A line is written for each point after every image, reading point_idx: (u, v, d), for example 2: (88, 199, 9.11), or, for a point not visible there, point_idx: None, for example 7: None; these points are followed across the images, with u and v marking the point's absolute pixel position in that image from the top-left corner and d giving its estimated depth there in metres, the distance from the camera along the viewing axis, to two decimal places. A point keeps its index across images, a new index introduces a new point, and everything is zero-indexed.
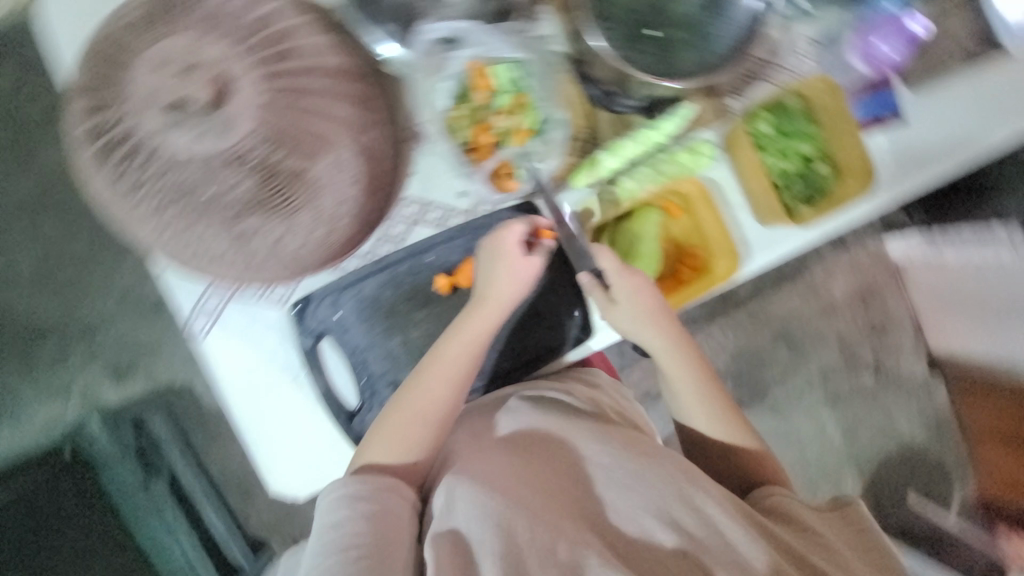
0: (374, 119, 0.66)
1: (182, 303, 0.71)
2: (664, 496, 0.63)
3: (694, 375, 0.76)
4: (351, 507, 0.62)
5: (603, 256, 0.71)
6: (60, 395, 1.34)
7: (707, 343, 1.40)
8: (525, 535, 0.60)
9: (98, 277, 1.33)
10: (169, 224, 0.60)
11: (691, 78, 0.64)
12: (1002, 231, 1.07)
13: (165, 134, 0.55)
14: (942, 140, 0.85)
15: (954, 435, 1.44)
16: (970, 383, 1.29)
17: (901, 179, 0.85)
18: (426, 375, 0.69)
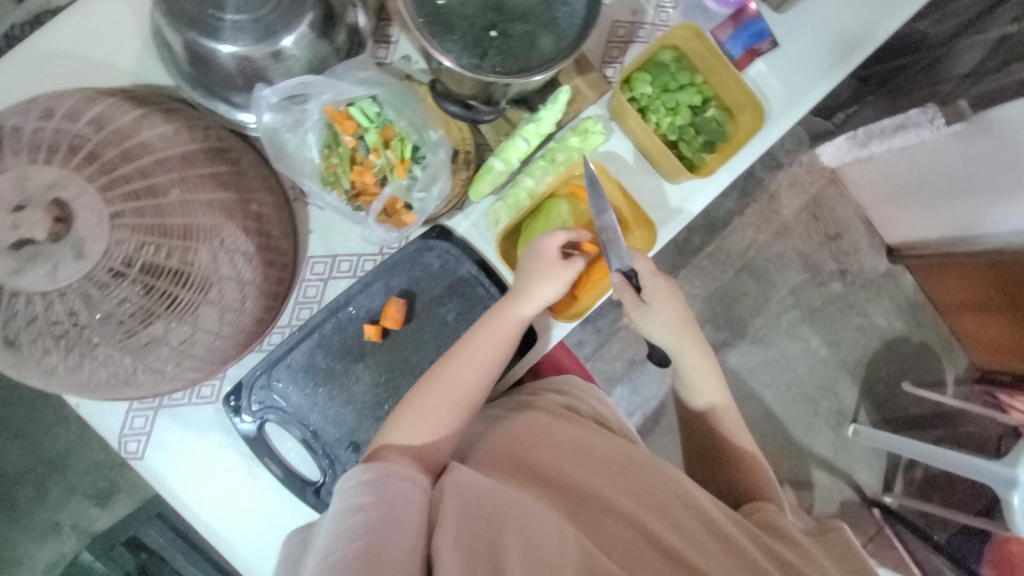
0: (236, 194, 0.64)
1: (110, 429, 0.70)
2: (661, 489, 0.59)
3: (708, 365, 0.74)
4: (374, 492, 0.53)
5: (639, 257, 0.70)
6: (49, 534, 1.19)
7: None
8: (549, 526, 0.51)
9: (54, 403, 1.18)
10: (61, 362, 0.57)
11: (547, 68, 0.63)
12: (919, 114, 1.06)
13: (16, 279, 0.51)
14: (817, 54, 0.86)
15: (931, 315, 1.44)
16: (932, 265, 1.30)
17: (791, 102, 0.86)
18: (462, 357, 0.66)
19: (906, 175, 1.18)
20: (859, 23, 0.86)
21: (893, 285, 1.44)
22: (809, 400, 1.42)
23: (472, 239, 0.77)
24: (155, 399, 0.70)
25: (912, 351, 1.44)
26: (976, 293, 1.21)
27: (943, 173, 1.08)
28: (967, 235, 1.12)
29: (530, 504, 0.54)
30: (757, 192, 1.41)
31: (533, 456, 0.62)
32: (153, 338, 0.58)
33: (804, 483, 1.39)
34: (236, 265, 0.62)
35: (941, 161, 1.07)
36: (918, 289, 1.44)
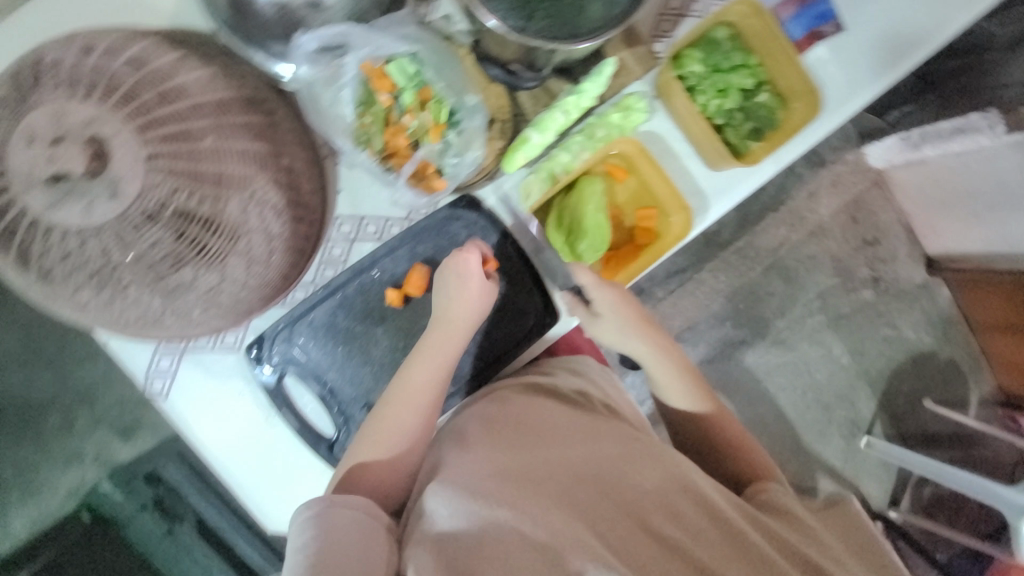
0: (271, 147, 0.64)
1: (137, 367, 0.72)
2: (661, 477, 0.56)
3: (668, 358, 0.72)
4: (317, 525, 0.54)
5: (578, 271, 0.71)
6: (73, 462, 1.24)
7: (700, 291, 1.35)
8: (522, 525, 0.49)
9: (85, 337, 1.22)
10: (91, 298, 0.59)
11: (600, 33, 0.60)
12: (979, 119, 0.99)
13: (52, 213, 0.52)
14: (888, 44, 0.80)
15: (962, 332, 1.39)
16: (971, 282, 1.24)
17: (852, 91, 0.80)
18: (406, 376, 0.66)
19: (944, 181, 1.12)
20: (934, 10, 0.79)
21: (928, 298, 1.38)
22: (824, 407, 1.38)
23: (501, 211, 0.76)
24: (181, 342, 0.72)
25: (938, 367, 1.39)
26: (1010, 314, 1.16)
27: (990, 181, 1.00)
28: (1000, 251, 1.08)
29: (502, 500, 0.52)
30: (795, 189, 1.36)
31: (513, 450, 0.60)
32: (182, 283, 0.59)
33: (809, 490, 1.36)
34: (265, 218, 0.62)
35: (994, 168, 0.99)
36: (954, 304, 1.38)
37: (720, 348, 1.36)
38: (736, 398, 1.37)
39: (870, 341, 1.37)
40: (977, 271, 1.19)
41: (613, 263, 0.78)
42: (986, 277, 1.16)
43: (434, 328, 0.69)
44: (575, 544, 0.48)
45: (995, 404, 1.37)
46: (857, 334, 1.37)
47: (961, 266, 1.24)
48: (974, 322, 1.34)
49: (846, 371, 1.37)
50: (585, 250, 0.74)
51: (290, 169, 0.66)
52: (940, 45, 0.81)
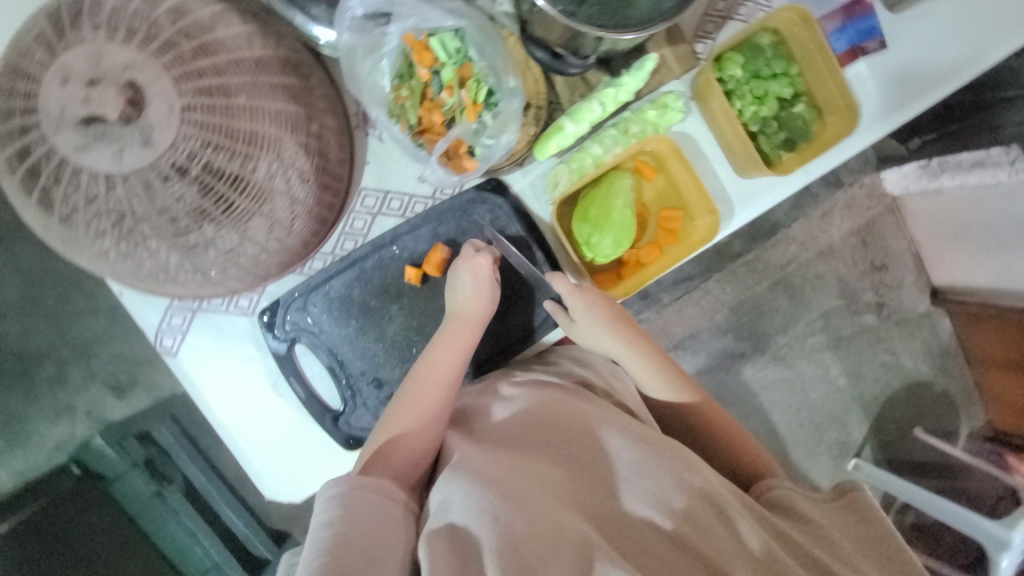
0: (304, 112, 0.63)
1: (148, 322, 0.71)
2: (668, 477, 0.53)
3: (646, 358, 0.70)
4: (344, 505, 0.50)
5: (555, 280, 0.69)
6: (63, 415, 1.18)
7: (704, 301, 1.27)
8: (534, 522, 0.47)
9: (76, 290, 1.17)
10: (109, 246, 0.57)
11: (648, 25, 0.59)
12: (1001, 154, 0.99)
13: (83, 155, 0.51)
14: (928, 68, 0.80)
15: (959, 366, 1.34)
16: (974, 315, 1.20)
17: (887, 111, 0.80)
18: (426, 364, 0.66)
19: (956, 213, 1.11)
20: (977, 38, 0.79)
21: (929, 328, 1.33)
22: (816, 427, 1.34)
23: (527, 198, 0.76)
24: (194, 301, 0.72)
25: (931, 397, 1.35)
26: (1009, 351, 1.14)
27: (1001, 220, 1.00)
28: (1004, 288, 1.07)
29: (510, 493, 0.49)
30: (806, 208, 1.26)
31: (526, 445, 0.57)
32: (203, 239, 0.58)
33: None
34: (290, 181, 0.61)
35: (1008, 208, 0.98)
36: (953, 336, 1.34)
37: (719, 359, 1.30)
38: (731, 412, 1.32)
39: (868, 365, 1.32)
40: (982, 305, 1.15)
41: (632, 262, 0.77)
42: (992, 312, 1.13)
43: (452, 323, 0.68)
44: (583, 545, 0.46)
45: (983, 439, 1.33)
46: (855, 356, 1.32)
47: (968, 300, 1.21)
48: (970, 356, 1.31)
49: (841, 392, 1.32)
50: (609, 245, 0.72)
51: (319, 135, 0.65)
52: (978, 75, 0.80)
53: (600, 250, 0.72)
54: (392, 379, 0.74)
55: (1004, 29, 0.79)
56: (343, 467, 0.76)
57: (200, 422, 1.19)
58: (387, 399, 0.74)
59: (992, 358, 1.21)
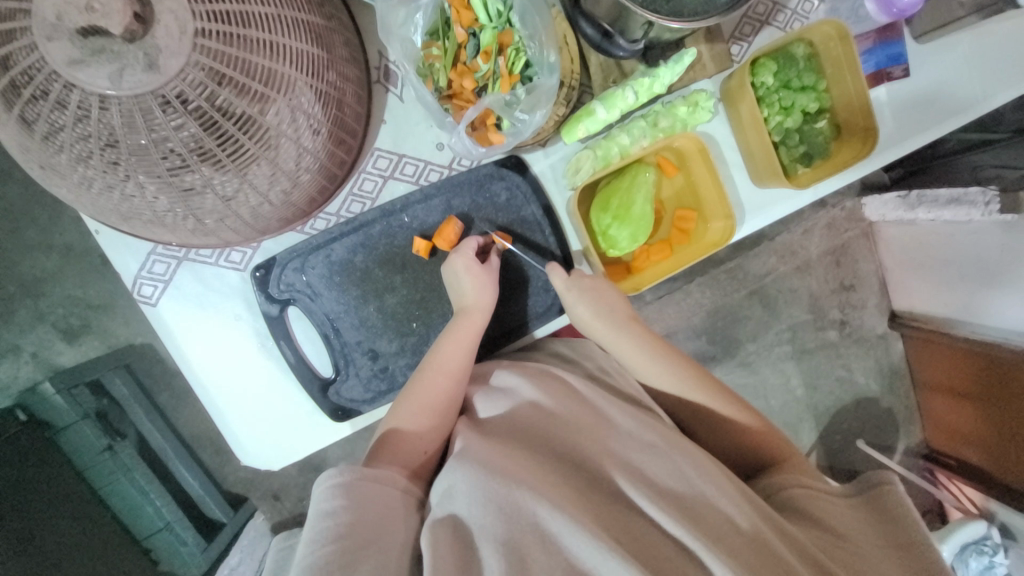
0: (328, 56, 0.58)
1: (127, 267, 0.67)
2: (688, 470, 0.51)
3: (645, 350, 0.67)
4: (349, 495, 0.48)
5: (553, 272, 0.69)
6: (4, 356, 1.08)
7: (683, 302, 1.30)
8: (537, 514, 0.45)
9: (22, 223, 1.05)
10: (95, 178, 0.52)
11: (701, 16, 0.57)
12: (977, 194, 0.98)
13: (75, 71, 0.45)
14: (943, 101, 0.82)
15: (905, 385, 1.41)
16: (929, 341, 1.25)
17: (900, 136, 0.82)
18: (434, 357, 0.64)
19: (928, 243, 1.15)
20: (992, 80, 0.81)
21: (884, 349, 1.39)
22: None
23: (545, 180, 0.74)
24: (180, 249, 0.67)
25: (877, 413, 1.41)
26: (955, 378, 1.20)
27: (971, 256, 1.04)
28: (959, 321, 1.13)
29: (517, 482, 0.47)
30: (791, 223, 1.30)
31: (529, 439, 0.55)
32: (200, 181, 0.53)
33: None
34: (302, 129, 0.56)
35: (980, 245, 1.02)
36: (905, 359, 1.40)
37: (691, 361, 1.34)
38: None
39: (825, 379, 1.38)
40: (937, 332, 1.21)
41: (642, 259, 0.76)
42: (945, 340, 1.19)
43: (459, 319, 0.67)
44: (593, 539, 0.44)
45: (918, 455, 1.41)
46: (816, 369, 1.37)
47: (924, 326, 1.26)
48: (917, 379, 1.38)
49: (797, 403, 1.37)
50: (625, 239, 0.71)
51: (339, 85, 0.60)
52: (982, 115, 0.83)
53: (616, 242, 0.72)
54: (387, 352, 0.71)
55: (1018, 72, 0.81)
56: (325, 439, 0.74)
57: (159, 376, 1.12)
58: (380, 371, 0.71)
59: (938, 383, 1.28)
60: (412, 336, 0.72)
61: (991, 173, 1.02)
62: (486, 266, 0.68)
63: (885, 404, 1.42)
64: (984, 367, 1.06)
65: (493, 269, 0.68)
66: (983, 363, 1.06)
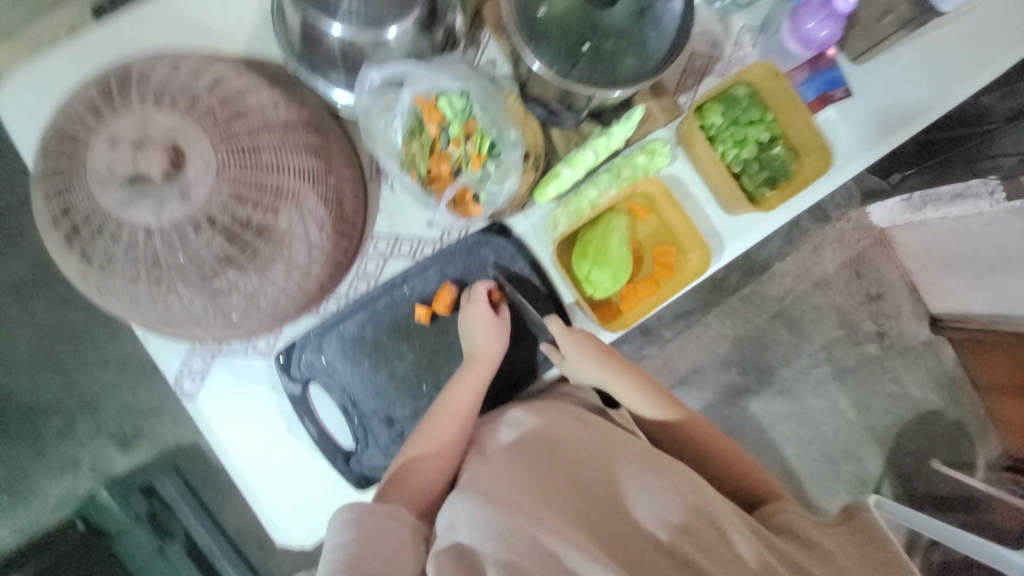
0: (325, 164, 0.68)
1: (170, 367, 0.75)
2: (668, 496, 0.58)
3: (632, 387, 0.74)
4: (357, 527, 0.57)
5: (551, 322, 0.75)
6: (69, 470, 1.18)
7: (706, 334, 1.40)
8: (538, 527, 0.52)
9: (87, 343, 1.19)
10: (140, 295, 0.62)
11: (637, 82, 0.65)
12: (979, 185, 1.12)
13: (123, 210, 0.57)
14: (900, 108, 0.87)
15: (968, 393, 1.43)
16: (975, 340, 1.30)
17: (866, 145, 0.87)
18: (441, 403, 0.70)
19: (938, 245, 1.23)
20: (938, 83, 0.87)
21: (934, 357, 1.44)
22: (831, 461, 1.44)
23: (529, 239, 0.80)
24: (215, 345, 0.76)
25: (944, 425, 1.44)
26: (1010, 375, 1.25)
27: (985, 250, 1.10)
28: (997, 316, 1.18)
29: (518, 509, 0.53)
30: (803, 243, 1.40)
31: (533, 464, 0.61)
32: (228, 283, 0.62)
33: None
34: (309, 228, 0.66)
35: (994, 235, 1.08)
36: (960, 364, 1.43)
37: (726, 394, 1.41)
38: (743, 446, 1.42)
39: (876, 397, 1.43)
40: (982, 330, 1.25)
41: (630, 297, 0.80)
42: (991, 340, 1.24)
43: (468, 364, 0.72)
44: (580, 548, 0.50)
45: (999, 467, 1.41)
46: (862, 388, 1.43)
47: (966, 327, 1.31)
48: (976, 380, 1.41)
49: (850, 425, 1.42)
50: (607, 281, 0.76)
51: (336, 185, 0.70)
52: (944, 113, 0.89)
53: (599, 285, 0.76)
54: (402, 417, 0.76)
55: (961, 76, 0.87)
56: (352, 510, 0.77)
57: (207, 472, 1.18)
58: (398, 436, 0.76)
59: (998, 383, 1.31)
60: (424, 398, 0.76)
61: (988, 164, 1.13)
62: (499, 316, 0.73)
63: (951, 416, 1.45)
64: None
65: (505, 318, 0.73)
66: None
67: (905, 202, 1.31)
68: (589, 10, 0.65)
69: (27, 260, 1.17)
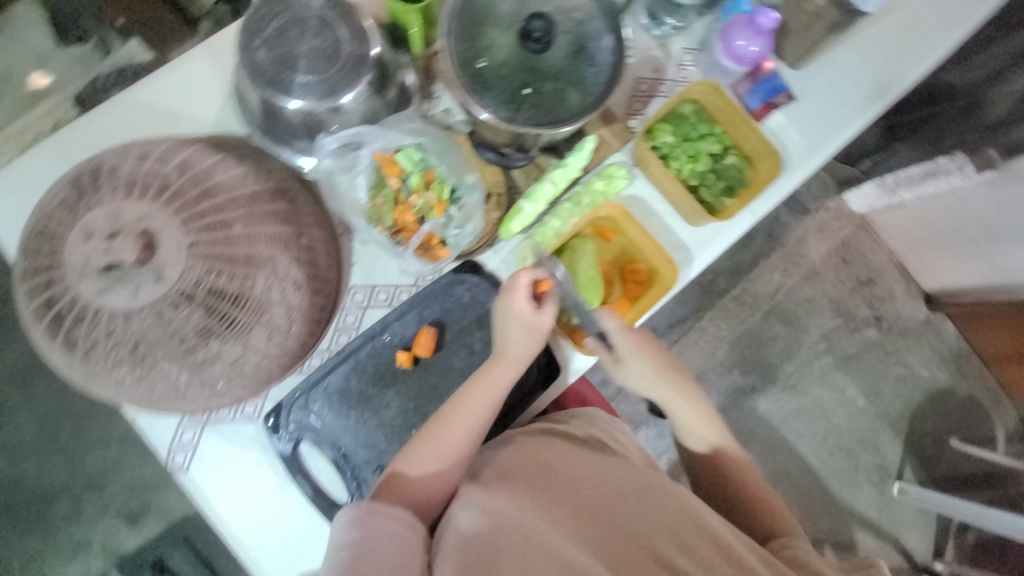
0: (295, 227, 0.71)
1: (160, 442, 0.76)
2: (657, 514, 0.63)
3: (693, 408, 0.77)
4: (363, 527, 0.59)
5: (605, 317, 0.75)
6: (79, 553, 1.18)
7: (703, 339, 1.42)
8: (548, 538, 0.58)
9: (89, 422, 1.20)
10: (126, 376, 0.64)
11: (584, 115, 0.68)
12: (948, 162, 1.10)
13: (102, 297, 0.59)
14: (856, 95, 0.91)
15: (976, 367, 1.44)
16: (973, 314, 1.32)
17: (829, 134, 0.90)
18: (459, 404, 0.70)
19: (919, 222, 1.27)
20: (889, 67, 0.91)
21: (935, 334, 1.44)
22: (848, 452, 1.43)
23: (501, 273, 0.82)
24: (203, 414, 0.77)
25: (957, 402, 1.44)
26: (1014, 345, 1.26)
27: (967, 221, 1.13)
28: (988, 288, 1.21)
29: (530, 526, 0.59)
30: (785, 236, 1.44)
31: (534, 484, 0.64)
32: (211, 354, 0.64)
33: (846, 543, 1.39)
34: (286, 291, 0.68)
35: (972, 207, 1.10)
36: (962, 338, 1.44)
37: (732, 396, 1.41)
38: (757, 447, 1.41)
39: (884, 382, 1.43)
40: (977, 304, 1.27)
41: None
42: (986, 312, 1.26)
43: (494, 362, 0.72)
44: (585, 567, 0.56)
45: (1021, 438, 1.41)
46: (869, 375, 1.43)
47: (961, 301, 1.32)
48: (981, 351, 1.41)
49: (861, 413, 1.42)
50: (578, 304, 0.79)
51: (308, 245, 0.72)
52: (904, 91, 0.92)
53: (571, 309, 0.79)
54: None
55: (909, 59, 0.91)
56: None
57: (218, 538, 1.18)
58: None
59: (1004, 355, 1.33)
60: None
61: (952, 142, 1.14)
62: (538, 313, 0.71)
63: (963, 391, 1.45)
64: None
65: (546, 315, 0.72)
66: None
67: (878, 186, 1.29)
68: (525, 57, 0.67)
69: (24, 348, 1.20)
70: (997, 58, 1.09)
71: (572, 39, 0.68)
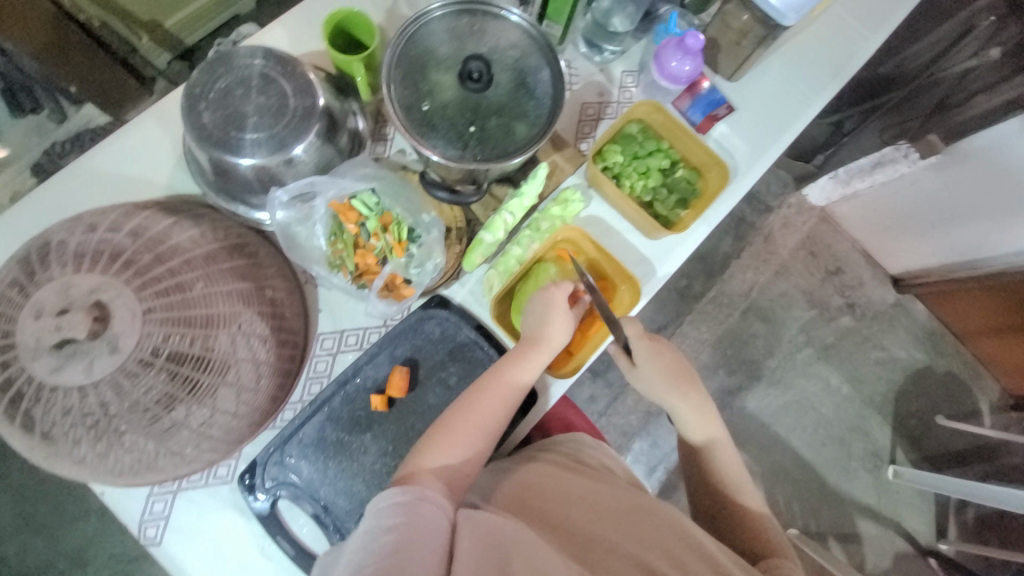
0: (255, 282, 0.71)
1: (130, 517, 0.74)
2: (649, 534, 0.61)
3: (695, 416, 0.76)
4: (403, 511, 0.56)
5: (627, 322, 0.77)
6: None
7: (686, 344, 1.44)
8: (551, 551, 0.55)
9: (66, 498, 1.16)
10: (86, 453, 0.62)
11: (535, 143, 0.71)
12: (893, 151, 1.18)
13: (56, 375, 0.58)
14: (791, 100, 0.95)
15: (951, 342, 1.47)
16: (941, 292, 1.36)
17: (770, 138, 0.94)
18: (490, 389, 0.69)
19: (878, 208, 1.32)
20: (817, 73, 0.96)
21: (907, 315, 1.48)
22: (840, 441, 1.44)
23: (470, 305, 0.83)
24: (174, 482, 0.75)
25: (938, 379, 1.47)
26: (985, 318, 1.30)
27: (925, 202, 1.18)
28: (954, 265, 1.26)
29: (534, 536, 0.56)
30: (753, 234, 1.48)
31: (526, 511, 0.65)
32: (176, 420, 0.63)
33: (849, 534, 1.40)
34: (252, 346, 0.68)
35: (925, 189, 1.16)
36: (934, 317, 1.48)
37: (721, 398, 1.42)
38: (750, 447, 1.42)
39: (865, 367, 1.45)
40: (944, 281, 1.31)
41: (581, 335, 0.83)
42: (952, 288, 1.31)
43: (530, 346, 0.73)
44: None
45: (1006, 407, 1.44)
46: (849, 362, 1.46)
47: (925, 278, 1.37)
48: (954, 327, 1.45)
49: (846, 400, 1.44)
50: None
51: (271, 298, 0.72)
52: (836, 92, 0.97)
53: None
54: None
55: (835, 63, 0.97)
56: None
57: None
58: None
59: (978, 329, 1.37)
60: None
61: (894, 131, 1.20)
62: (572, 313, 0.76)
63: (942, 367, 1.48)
64: (1000, 291, 1.18)
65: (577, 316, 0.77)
66: (1000, 287, 1.17)
67: (833, 178, 1.35)
68: (466, 96, 0.68)
69: None
70: (934, 43, 1.07)
71: (513, 75, 0.71)
